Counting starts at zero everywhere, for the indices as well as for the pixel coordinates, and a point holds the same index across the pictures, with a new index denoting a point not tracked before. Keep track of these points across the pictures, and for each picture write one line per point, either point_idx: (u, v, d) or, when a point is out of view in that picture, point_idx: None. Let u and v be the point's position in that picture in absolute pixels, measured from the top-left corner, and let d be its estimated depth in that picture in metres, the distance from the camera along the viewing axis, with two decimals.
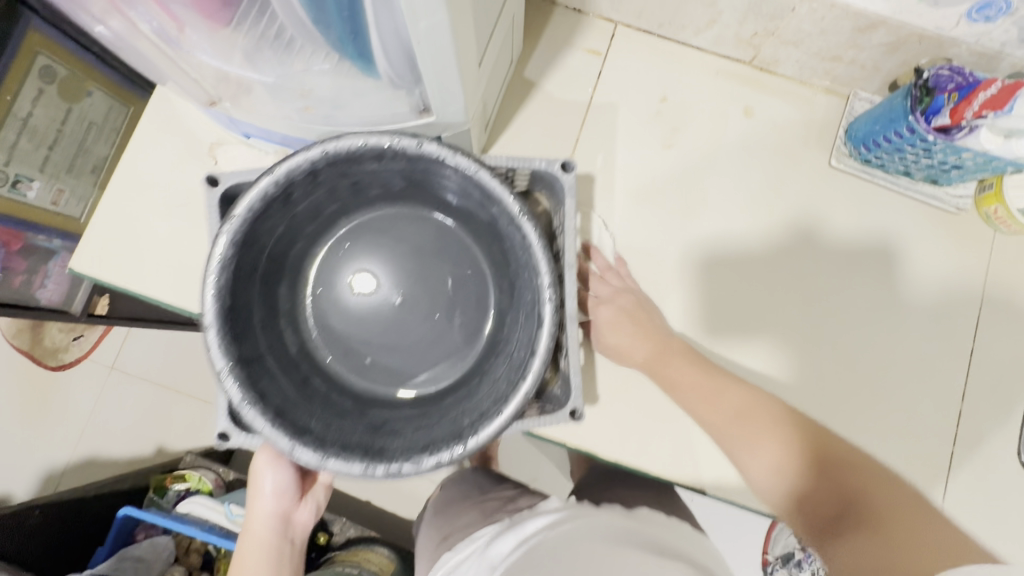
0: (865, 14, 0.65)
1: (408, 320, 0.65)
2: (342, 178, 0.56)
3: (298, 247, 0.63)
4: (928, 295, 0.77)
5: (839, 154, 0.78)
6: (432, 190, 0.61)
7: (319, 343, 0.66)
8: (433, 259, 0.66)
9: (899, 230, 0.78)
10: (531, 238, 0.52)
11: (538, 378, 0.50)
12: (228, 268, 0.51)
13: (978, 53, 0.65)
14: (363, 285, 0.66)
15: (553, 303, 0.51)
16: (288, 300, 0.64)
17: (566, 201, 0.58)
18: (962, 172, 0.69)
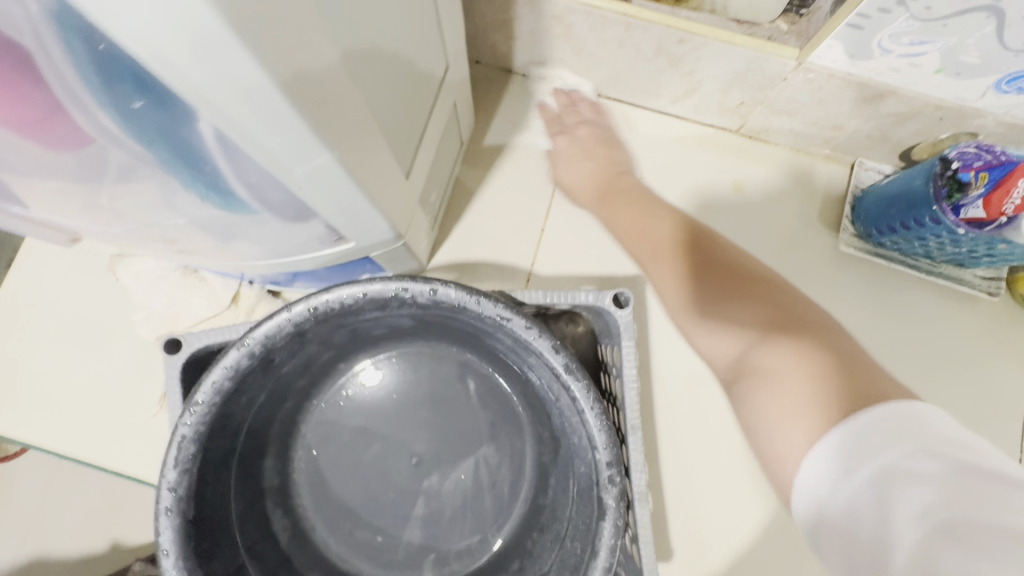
0: (871, 85, 0.54)
1: (427, 490, 0.54)
2: (336, 326, 0.47)
3: (285, 407, 0.52)
4: (968, 393, 0.65)
5: (847, 236, 0.67)
6: (458, 329, 0.50)
7: (316, 523, 0.53)
8: (453, 410, 0.55)
9: (924, 317, 0.67)
10: (580, 402, 0.42)
11: None
12: (189, 471, 0.40)
13: (1007, 124, 0.54)
14: (372, 441, 0.54)
15: (616, 487, 0.42)
16: (275, 475, 0.52)
17: (622, 343, 0.49)
18: (994, 260, 0.59)
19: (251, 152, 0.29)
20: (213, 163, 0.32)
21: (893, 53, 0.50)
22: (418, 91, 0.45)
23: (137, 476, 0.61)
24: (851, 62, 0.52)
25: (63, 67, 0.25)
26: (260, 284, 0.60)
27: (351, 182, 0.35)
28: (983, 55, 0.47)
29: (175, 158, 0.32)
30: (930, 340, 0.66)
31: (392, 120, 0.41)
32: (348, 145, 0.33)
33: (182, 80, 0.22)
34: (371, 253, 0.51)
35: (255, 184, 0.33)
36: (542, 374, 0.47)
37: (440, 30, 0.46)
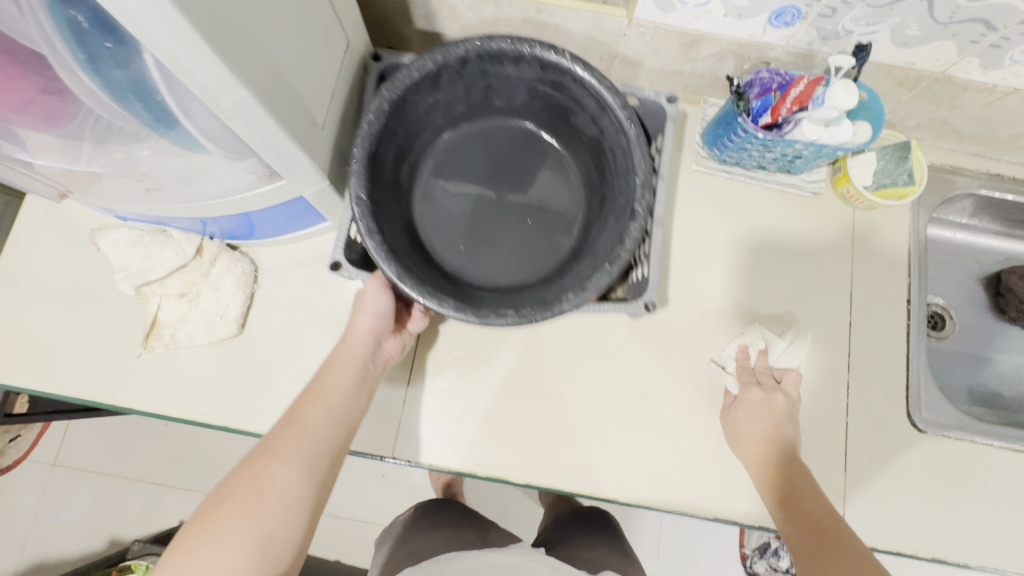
0: (686, 32, 0.70)
1: (503, 224, 0.73)
2: (482, 76, 0.66)
3: (425, 134, 0.72)
4: (807, 277, 0.81)
5: (699, 158, 0.82)
6: (560, 107, 0.69)
7: (420, 216, 0.73)
8: (539, 161, 0.75)
9: (769, 219, 0.82)
10: (629, 133, 0.61)
11: (616, 270, 0.59)
12: (380, 115, 0.61)
13: (793, 54, 0.70)
14: (465, 176, 0.74)
15: (644, 199, 0.60)
16: (408, 175, 0.72)
17: (667, 130, 0.69)
18: (805, 160, 0.74)
19: (182, 78, 0.42)
20: (160, 96, 0.45)
21: (688, 4, 0.65)
22: (322, 59, 0.59)
23: (131, 405, 0.73)
24: (663, 14, 0.68)
25: (47, 19, 0.37)
26: (219, 235, 0.72)
27: (269, 118, 0.49)
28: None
29: (131, 93, 0.44)
30: (774, 238, 0.82)
31: (299, 79, 0.54)
32: (259, 84, 0.46)
33: (126, 17, 0.35)
34: (305, 192, 0.64)
35: (195, 115, 0.47)
36: (611, 134, 0.65)
37: (334, 14, 0.60)
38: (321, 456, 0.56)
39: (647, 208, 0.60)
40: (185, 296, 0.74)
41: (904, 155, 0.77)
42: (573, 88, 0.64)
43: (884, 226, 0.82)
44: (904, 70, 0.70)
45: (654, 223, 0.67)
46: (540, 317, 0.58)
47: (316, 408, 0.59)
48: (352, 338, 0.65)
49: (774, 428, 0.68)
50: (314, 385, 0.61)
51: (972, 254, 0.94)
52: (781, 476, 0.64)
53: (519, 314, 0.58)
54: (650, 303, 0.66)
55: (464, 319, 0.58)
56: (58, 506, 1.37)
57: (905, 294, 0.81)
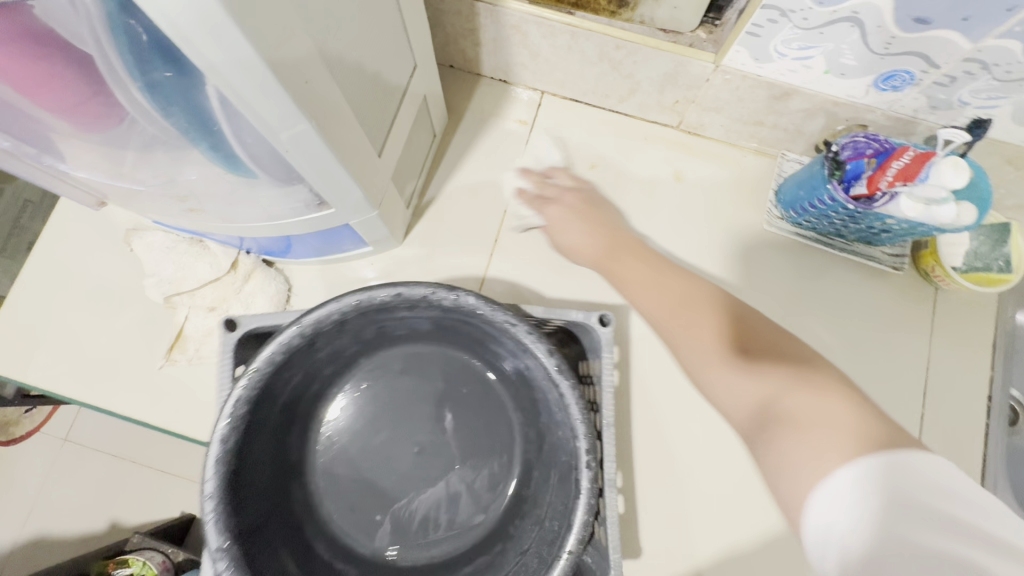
0: (777, 84, 0.64)
1: (416, 467, 0.61)
2: (369, 321, 0.57)
3: (313, 388, 0.60)
4: (877, 358, 0.74)
5: (771, 217, 0.76)
6: (466, 333, 0.59)
7: (324, 492, 0.61)
8: (463, 407, 0.63)
9: (840, 290, 0.76)
10: (567, 400, 0.50)
11: (571, 556, 0.48)
12: (235, 427, 0.49)
13: (893, 119, 0.64)
14: (376, 433, 0.62)
15: (589, 472, 0.49)
16: (297, 449, 0.61)
17: (603, 356, 0.57)
18: (892, 236, 0.68)
19: (244, 109, 0.38)
20: (216, 121, 0.41)
21: (786, 57, 0.60)
22: (387, 85, 0.55)
23: (149, 419, 0.70)
24: (756, 64, 0.62)
25: (109, 40, 0.34)
26: (256, 252, 0.69)
27: (326, 152, 0.45)
28: (857, 59, 0.57)
29: (188, 118, 0.40)
30: (843, 312, 0.75)
31: (360, 107, 0.50)
32: (324, 117, 0.42)
33: (195, 48, 0.31)
34: (352, 221, 0.60)
35: (250, 145, 0.43)
36: (539, 379, 0.54)
37: (403, 36, 0.56)
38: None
39: (592, 478, 0.49)
40: (215, 309, 0.70)
41: (1001, 239, 0.71)
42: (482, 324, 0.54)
43: (967, 310, 0.75)
44: (1018, 149, 0.63)
45: (607, 486, 0.54)
46: None
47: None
48: None
49: (594, 223, 0.68)
50: None
51: None
52: (656, 297, 0.56)
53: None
54: None
55: None
56: (63, 484, 1.36)
57: (985, 388, 0.73)
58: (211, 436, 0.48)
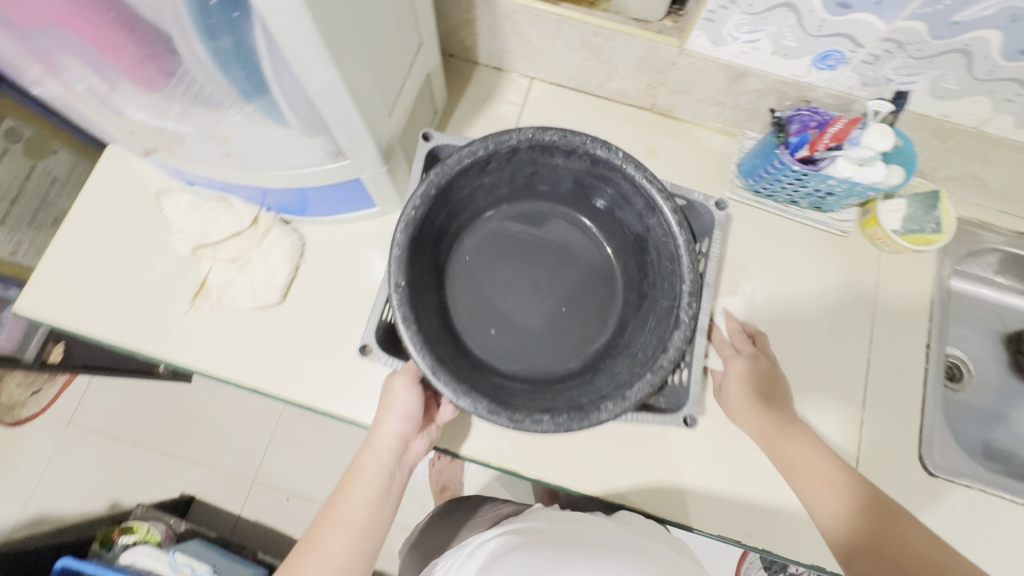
0: (733, 66, 0.75)
1: (533, 297, 0.74)
2: (531, 164, 0.68)
3: (465, 213, 0.72)
4: (829, 313, 0.83)
5: (733, 186, 0.86)
6: (604, 197, 0.71)
7: (454, 298, 0.72)
8: (577, 261, 0.77)
9: (796, 251, 0.85)
10: (679, 242, 0.62)
11: (666, 367, 0.59)
12: (422, 204, 0.60)
13: (833, 96, 0.74)
14: (507, 264, 0.75)
15: (690, 304, 0.61)
16: (444, 255, 0.72)
17: (714, 234, 0.72)
18: (836, 198, 0.78)
19: (284, 49, 0.46)
20: (260, 63, 0.50)
21: (738, 40, 0.70)
22: (397, 55, 0.64)
23: (174, 359, 0.77)
24: (714, 47, 0.73)
25: None
26: (276, 208, 0.77)
27: (349, 100, 0.53)
28: (797, 40, 0.67)
29: (234, 59, 0.49)
30: (800, 271, 0.84)
31: (375, 70, 0.59)
32: (347, 66, 0.51)
33: None
34: (363, 175, 0.68)
35: (283, 85, 0.51)
36: (658, 234, 0.66)
37: (411, 16, 0.66)
38: (349, 525, 0.58)
39: (695, 293, 0.61)
40: (236, 262, 0.79)
41: (933, 204, 0.81)
42: (622, 182, 0.65)
43: (907, 270, 0.84)
44: (939, 122, 0.73)
45: (698, 331, 0.68)
46: (578, 426, 0.56)
47: (340, 534, 0.58)
48: (377, 442, 0.64)
49: (764, 389, 0.69)
50: (346, 487, 0.62)
51: (995, 311, 0.98)
52: (819, 458, 0.62)
53: (558, 419, 0.56)
54: (690, 419, 0.66)
55: (498, 423, 0.55)
56: (67, 464, 1.39)
57: (925, 338, 0.82)
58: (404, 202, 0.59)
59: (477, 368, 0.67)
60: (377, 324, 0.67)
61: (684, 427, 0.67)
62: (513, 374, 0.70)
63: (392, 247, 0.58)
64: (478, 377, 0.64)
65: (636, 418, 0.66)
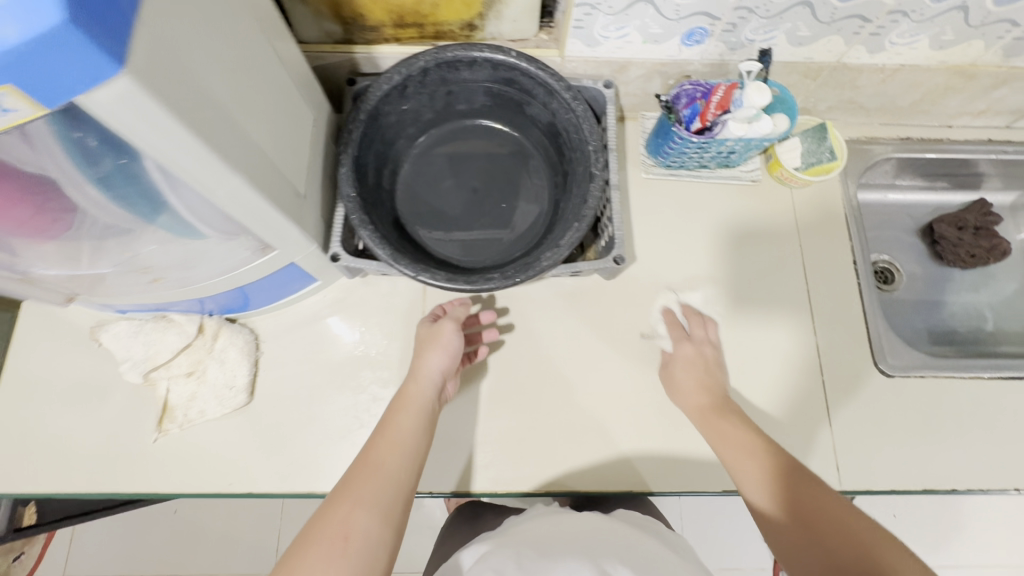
0: (613, 60, 0.79)
1: (475, 201, 0.85)
2: (442, 83, 0.80)
3: (400, 142, 0.84)
4: (762, 257, 0.88)
5: (647, 166, 0.90)
6: (513, 101, 0.83)
7: (406, 215, 0.84)
8: (507, 162, 0.87)
9: (717, 210, 0.90)
10: (578, 108, 0.75)
11: (589, 212, 0.71)
12: (359, 129, 0.74)
13: (708, 65, 0.80)
14: (447, 179, 0.86)
15: (599, 156, 0.74)
16: (389, 180, 0.84)
17: (609, 109, 0.80)
18: (739, 154, 0.84)
19: (181, 175, 0.47)
20: (160, 192, 0.50)
21: (610, 38, 0.74)
22: (297, 135, 0.65)
23: (156, 490, 0.75)
24: (590, 49, 0.77)
25: (56, 147, 0.42)
26: (219, 311, 0.77)
27: (260, 199, 0.54)
28: (660, 26, 0.72)
29: (132, 194, 0.49)
30: (727, 227, 0.90)
31: (276, 161, 0.59)
32: (250, 169, 0.52)
33: (137, 136, 0.40)
34: (295, 256, 0.69)
35: (191, 204, 0.52)
36: (562, 113, 0.78)
37: (297, 96, 0.65)
38: (401, 442, 0.65)
39: (599, 146, 0.74)
40: (192, 374, 0.77)
41: (823, 135, 0.87)
42: (522, 82, 0.79)
43: (818, 198, 0.91)
44: (806, 64, 0.80)
45: (612, 187, 0.77)
46: (523, 275, 0.70)
47: (390, 453, 0.63)
48: (421, 375, 0.73)
49: (707, 376, 0.75)
50: (394, 411, 0.69)
51: (902, 210, 1.07)
52: (741, 433, 0.65)
53: (505, 274, 0.70)
54: (618, 255, 0.74)
55: (456, 285, 0.69)
56: None
57: (851, 255, 0.89)
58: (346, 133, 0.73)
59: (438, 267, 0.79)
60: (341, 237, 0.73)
61: (616, 267, 0.75)
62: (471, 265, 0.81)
63: (341, 174, 0.71)
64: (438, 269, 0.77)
65: (573, 267, 0.76)
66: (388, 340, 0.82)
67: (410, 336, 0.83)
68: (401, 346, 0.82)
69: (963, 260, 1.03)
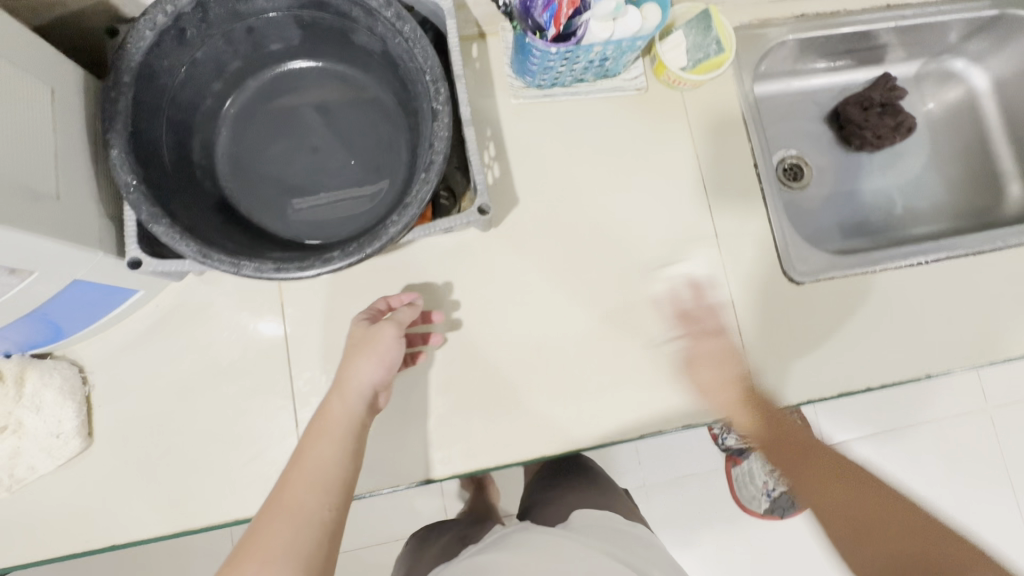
0: None
1: (318, 163, 0.71)
2: (234, 18, 0.63)
3: (206, 104, 0.68)
4: (659, 176, 0.79)
5: (516, 90, 0.77)
6: (336, 30, 0.67)
7: (236, 193, 0.69)
8: (348, 108, 0.72)
9: (603, 129, 0.79)
10: (407, 28, 0.60)
11: (439, 159, 0.59)
12: (128, 96, 0.57)
13: None
14: (278, 141, 0.71)
15: (440, 86, 0.60)
16: (202, 155, 0.68)
17: (450, 24, 0.65)
18: (613, 62, 0.71)
19: None
20: None
21: None
22: (21, 116, 0.49)
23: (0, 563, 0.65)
24: None
25: None
26: (17, 349, 0.63)
27: None
28: None
29: None
30: (617, 148, 0.79)
31: None
32: None
33: None
34: (76, 273, 0.55)
35: None
36: (391, 39, 0.63)
37: (4, 66, 0.48)
38: (323, 479, 0.54)
39: (438, 75, 0.60)
40: (6, 429, 0.64)
41: (707, 25, 0.76)
42: (335, 2, 0.62)
43: (712, 100, 0.81)
44: None
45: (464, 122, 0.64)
46: (369, 248, 0.58)
47: (309, 492, 0.53)
48: (350, 387, 0.61)
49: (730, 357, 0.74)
50: (315, 434, 0.58)
51: (808, 97, 0.99)
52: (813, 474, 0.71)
53: (347, 251, 0.58)
54: (482, 205, 0.62)
55: (290, 276, 0.57)
56: None
57: (752, 159, 0.80)
58: (108, 102, 0.56)
59: (280, 250, 0.66)
60: (138, 237, 0.59)
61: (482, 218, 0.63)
62: (323, 242, 0.69)
63: (112, 159, 0.55)
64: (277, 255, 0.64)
65: (432, 229, 0.64)
66: (246, 345, 0.70)
67: (271, 335, 0.71)
68: (263, 348, 0.71)
69: (871, 144, 0.97)
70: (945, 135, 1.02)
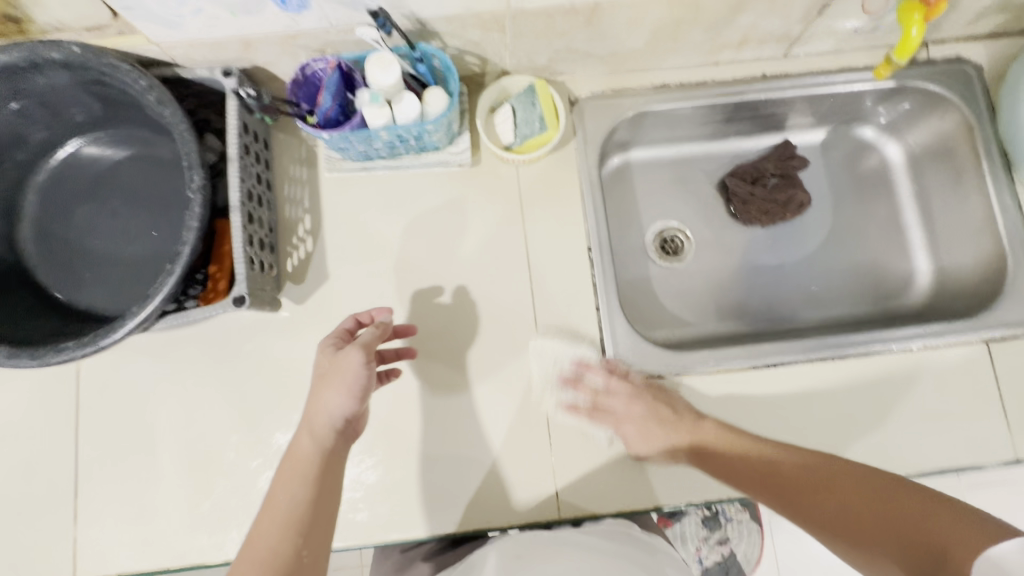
0: (221, 41, 0.62)
1: (120, 233, 0.71)
2: (18, 95, 0.62)
3: (8, 173, 0.68)
4: (480, 254, 0.75)
5: (333, 161, 0.74)
6: (130, 105, 0.66)
7: (36, 261, 0.70)
8: (155, 180, 0.71)
9: (426, 202, 0.76)
10: (170, 113, 0.58)
11: (186, 251, 0.58)
12: None
13: (344, 32, 0.62)
14: (84, 210, 0.71)
15: (198, 173, 0.58)
16: (2, 225, 0.69)
17: (234, 104, 0.64)
18: (415, 140, 0.68)
19: None
20: None
21: (185, 16, 0.57)
22: None
23: None
24: (178, 31, 0.59)
25: None
26: None
27: None
28: None
29: None
30: (438, 223, 0.75)
31: None
32: None
33: None
34: None
35: None
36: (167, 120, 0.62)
37: None
38: (292, 518, 0.53)
39: (195, 164, 0.58)
40: None
41: (531, 101, 0.72)
42: (114, 83, 0.62)
43: (547, 175, 0.76)
44: (473, 17, 0.62)
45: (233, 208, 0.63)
46: (104, 339, 0.57)
47: (272, 531, 0.52)
48: (316, 416, 0.57)
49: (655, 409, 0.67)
50: (285, 468, 0.56)
51: (695, 164, 0.92)
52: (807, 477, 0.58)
53: (83, 340, 0.57)
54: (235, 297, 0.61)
55: (26, 364, 0.57)
56: None
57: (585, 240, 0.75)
58: None
59: (58, 325, 0.67)
60: None
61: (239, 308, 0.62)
62: (110, 316, 0.69)
63: None
64: (43, 333, 0.64)
65: (194, 316, 0.63)
66: (35, 407, 0.72)
67: (63, 399, 0.72)
68: (54, 411, 0.71)
69: (758, 219, 0.88)
70: (857, 211, 0.91)
